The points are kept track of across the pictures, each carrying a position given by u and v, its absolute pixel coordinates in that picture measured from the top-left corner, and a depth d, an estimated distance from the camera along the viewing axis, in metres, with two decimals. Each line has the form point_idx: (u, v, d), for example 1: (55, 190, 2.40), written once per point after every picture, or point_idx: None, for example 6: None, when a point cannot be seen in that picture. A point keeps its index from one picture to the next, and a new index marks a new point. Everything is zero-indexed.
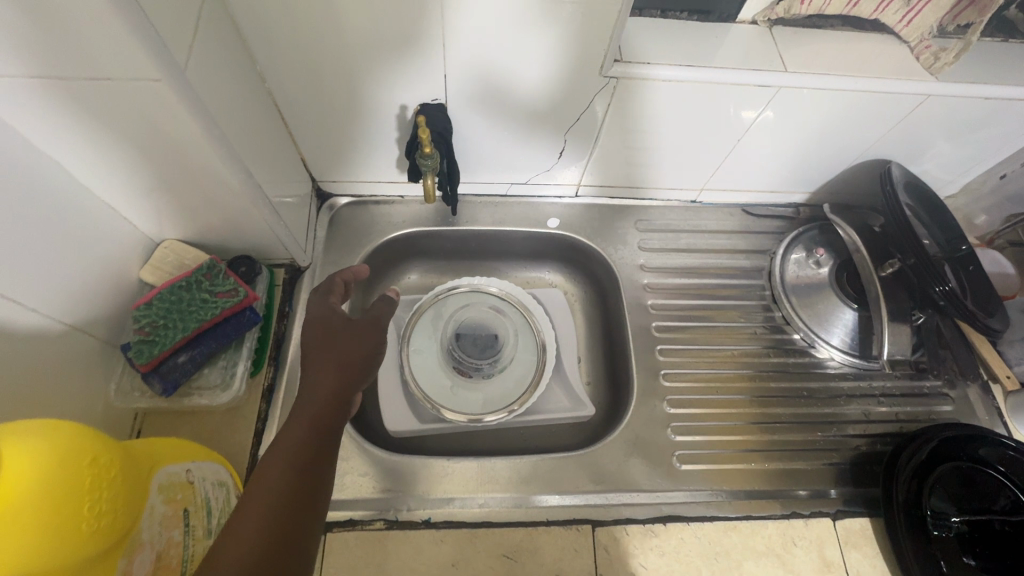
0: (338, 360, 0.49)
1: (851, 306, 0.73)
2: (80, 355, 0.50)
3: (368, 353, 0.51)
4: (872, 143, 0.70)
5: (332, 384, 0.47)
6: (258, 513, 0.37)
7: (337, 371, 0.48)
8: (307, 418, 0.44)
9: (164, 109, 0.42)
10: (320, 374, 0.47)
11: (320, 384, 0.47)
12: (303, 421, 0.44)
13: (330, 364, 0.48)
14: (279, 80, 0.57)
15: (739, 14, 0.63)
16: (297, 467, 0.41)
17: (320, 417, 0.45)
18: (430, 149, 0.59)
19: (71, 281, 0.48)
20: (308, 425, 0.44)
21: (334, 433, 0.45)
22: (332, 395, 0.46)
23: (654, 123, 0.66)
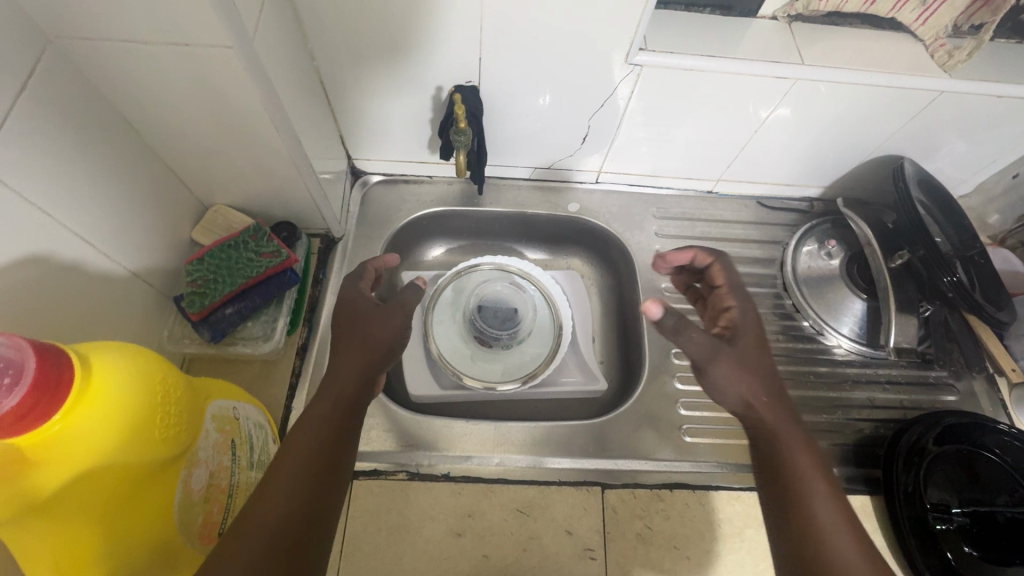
0: (363, 342, 0.52)
1: (860, 296, 0.75)
2: (139, 302, 0.55)
3: (393, 337, 0.54)
4: (886, 139, 0.72)
5: (358, 363, 0.50)
6: (283, 489, 0.41)
7: (362, 355, 0.51)
8: (333, 394, 0.48)
9: (230, 76, 0.47)
10: (347, 353, 0.51)
11: (346, 363, 0.50)
12: (329, 397, 0.47)
13: (355, 346, 0.51)
14: (325, 59, 0.61)
15: (760, 10, 0.66)
16: (323, 446, 0.44)
17: (345, 395, 0.48)
18: (464, 125, 0.63)
19: (133, 232, 0.53)
20: (334, 401, 0.47)
21: (357, 413, 0.49)
22: (356, 377, 0.50)
23: (674, 113, 0.69)
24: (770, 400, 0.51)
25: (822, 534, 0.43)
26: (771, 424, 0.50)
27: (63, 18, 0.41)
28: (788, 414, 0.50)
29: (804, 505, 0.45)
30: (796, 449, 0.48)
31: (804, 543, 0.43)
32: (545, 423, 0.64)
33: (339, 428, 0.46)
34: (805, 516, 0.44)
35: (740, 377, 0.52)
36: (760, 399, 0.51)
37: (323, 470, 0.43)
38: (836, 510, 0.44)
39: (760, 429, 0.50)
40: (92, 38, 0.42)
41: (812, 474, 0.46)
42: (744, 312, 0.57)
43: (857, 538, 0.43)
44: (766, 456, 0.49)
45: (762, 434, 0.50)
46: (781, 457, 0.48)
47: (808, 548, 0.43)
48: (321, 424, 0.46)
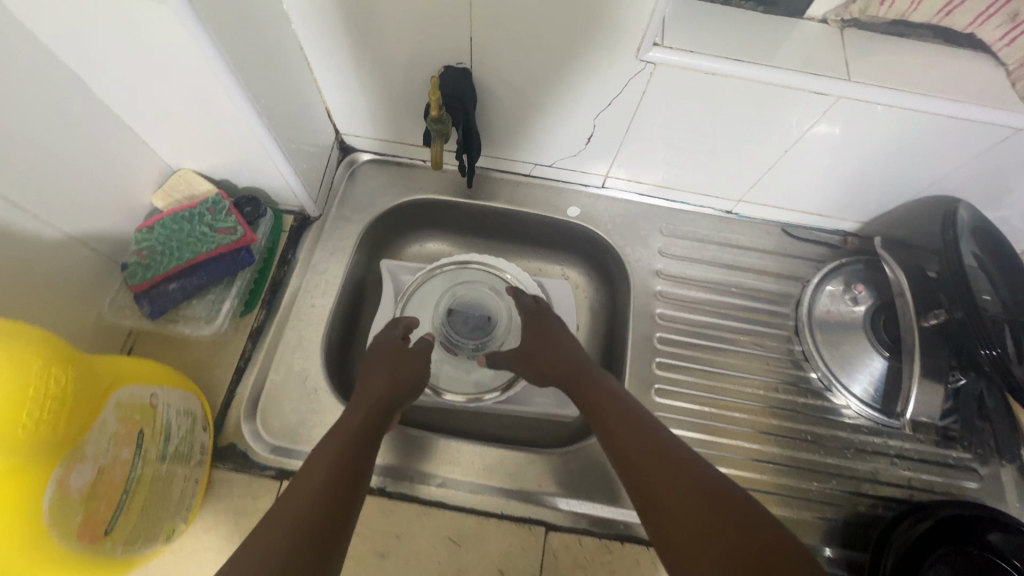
0: (391, 371, 0.57)
1: (881, 353, 0.66)
2: (79, 267, 0.52)
3: (418, 373, 0.59)
4: (942, 177, 0.62)
5: (385, 389, 0.54)
6: (319, 475, 0.42)
7: (381, 392, 0.54)
8: (363, 409, 0.50)
9: (173, 41, 0.42)
10: (375, 381, 0.55)
11: (374, 388, 0.54)
12: (359, 411, 0.50)
13: (383, 373, 0.56)
14: (305, 23, 0.56)
15: (809, 10, 0.55)
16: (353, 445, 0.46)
17: (367, 419, 0.50)
18: (435, 112, 0.58)
19: (75, 194, 0.50)
20: (363, 414, 0.50)
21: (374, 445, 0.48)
22: (374, 410, 0.51)
23: (690, 121, 0.60)
24: (611, 405, 0.53)
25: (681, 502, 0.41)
26: (612, 426, 0.51)
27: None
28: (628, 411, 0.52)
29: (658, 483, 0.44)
30: (643, 438, 0.48)
31: (675, 520, 0.40)
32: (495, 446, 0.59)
33: (361, 444, 0.46)
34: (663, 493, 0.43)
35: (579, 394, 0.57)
36: (602, 409, 0.53)
37: (348, 476, 0.43)
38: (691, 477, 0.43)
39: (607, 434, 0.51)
40: None
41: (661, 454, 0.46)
42: (555, 330, 0.64)
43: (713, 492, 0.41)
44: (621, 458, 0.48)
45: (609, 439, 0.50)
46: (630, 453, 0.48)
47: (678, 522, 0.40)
48: (346, 436, 0.47)
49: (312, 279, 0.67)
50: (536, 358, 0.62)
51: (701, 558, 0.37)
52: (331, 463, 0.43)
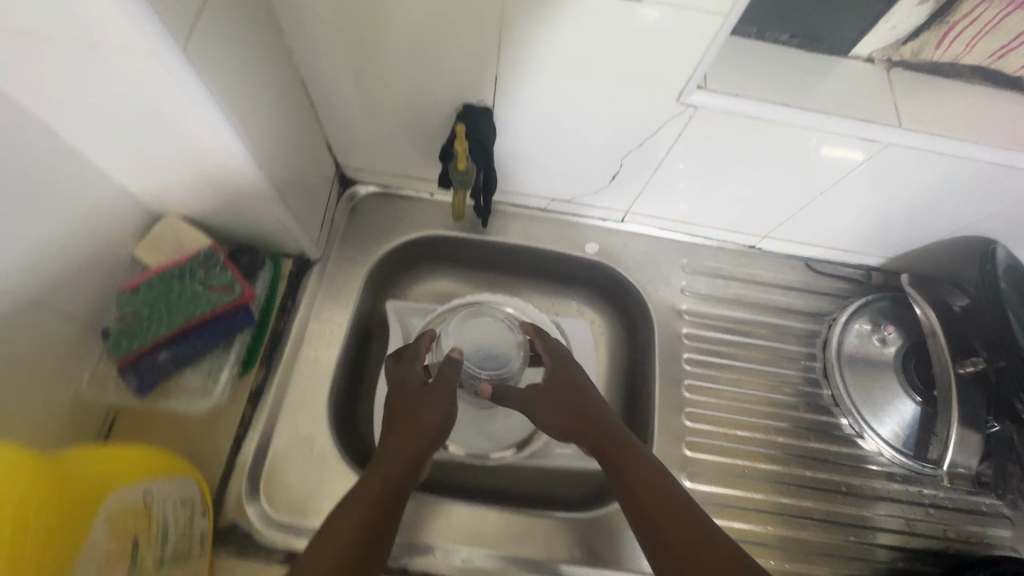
0: (414, 420, 0.52)
1: (913, 398, 0.64)
2: (53, 339, 0.46)
3: (443, 415, 0.54)
4: (974, 219, 0.60)
5: (408, 445, 0.51)
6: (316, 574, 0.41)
7: (404, 449, 0.50)
8: (379, 475, 0.48)
9: (164, 94, 0.36)
10: (401, 432, 0.51)
11: (397, 443, 0.51)
12: (375, 477, 0.48)
13: (407, 421, 0.52)
14: (307, 55, 0.50)
15: (854, 48, 0.52)
16: (361, 531, 0.44)
17: (381, 489, 0.47)
18: (463, 164, 0.55)
19: (46, 258, 0.44)
20: (380, 482, 0.48)
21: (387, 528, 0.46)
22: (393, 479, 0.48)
23: (724, 162, 0.57)
24: (642, 468, 0.51)
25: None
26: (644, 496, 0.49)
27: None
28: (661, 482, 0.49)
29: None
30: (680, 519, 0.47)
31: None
32: (513, 509, 0.56)
33: (371, 526, 0.45)
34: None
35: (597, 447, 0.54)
36: (630, 473, 0.50)
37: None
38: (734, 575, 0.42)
39: (635, 503, 0.49)
40: None
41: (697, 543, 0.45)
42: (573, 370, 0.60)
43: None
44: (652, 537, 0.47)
45: (640, 512, 0.49)
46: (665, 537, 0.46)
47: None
48: (355, 513, 0.45)
49: (315, 330, 0.61)
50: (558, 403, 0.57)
51: None
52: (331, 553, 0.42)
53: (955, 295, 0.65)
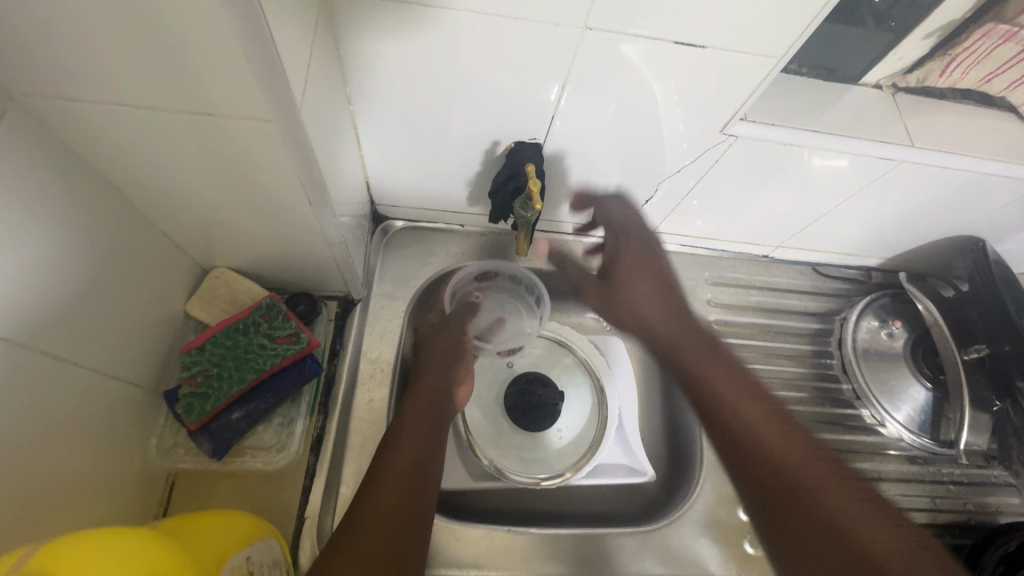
0: (434, 367, 0.59)
1: (924, 384, 0.70)
2: (123, 406, 0.44)
3: (455, 357, 0.60)
4: (964, 222, 0.68)
5: (428, 398, 0.56)
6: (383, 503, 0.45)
7: (425, 402, 0.55)
8: (411, 432, 0.51)
9: (265, 155, 0.36)
10: (426, 384, 0.57)
11: (421, 398, 0.55)
12: (406, 436, 0.51)
13: (430, 373, 0.58)
14: (365, 101, 0.50)
15: (864, 76, 0.58)
16: (406, 476, 0.48)
17: (414, 441, 0.51)
18: (537, 206, 0.54)
19: (116, 323, 0.42)
20: (412, 436, 0.51)
21: (425, 490, 0.48)
22: (422, 442, 0.51)
23: (752, 182, 0.61)
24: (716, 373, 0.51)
25: (818, 497, 0.40)
26: (725, 389, 0.49)
27: (51, 75, 0.30)
28: (749, 385, 0.49)
29: (781, 467, 0.43)
30: (765, 415, 0.46)
31: (794, 520, 0.40)
32: (564, 532, 0.58)
33: (421, 457, 0.50)
34: (791, 480, 0.42)
35: (667, 328, 0.56)
36: (709, 372, 0.51)
37: (405, 506, 0.46)
38: (826, 469, 0.42)
39: (715, 403, 0.49)
40: (77, 97, 0.32)
41: (788, 438, 0.44)
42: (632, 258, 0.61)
43: (854, 494, 0.41)
44: (721, 434, 0.47)
45: (711, 414, 0.49)
46: (740, 428, 0.46)
47: (803, 521, 0.40)
48: (402, 457, 0.49)
49: (367, 371, 0.60)
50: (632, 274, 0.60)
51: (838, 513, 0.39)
52: (388, 492, 0.46)
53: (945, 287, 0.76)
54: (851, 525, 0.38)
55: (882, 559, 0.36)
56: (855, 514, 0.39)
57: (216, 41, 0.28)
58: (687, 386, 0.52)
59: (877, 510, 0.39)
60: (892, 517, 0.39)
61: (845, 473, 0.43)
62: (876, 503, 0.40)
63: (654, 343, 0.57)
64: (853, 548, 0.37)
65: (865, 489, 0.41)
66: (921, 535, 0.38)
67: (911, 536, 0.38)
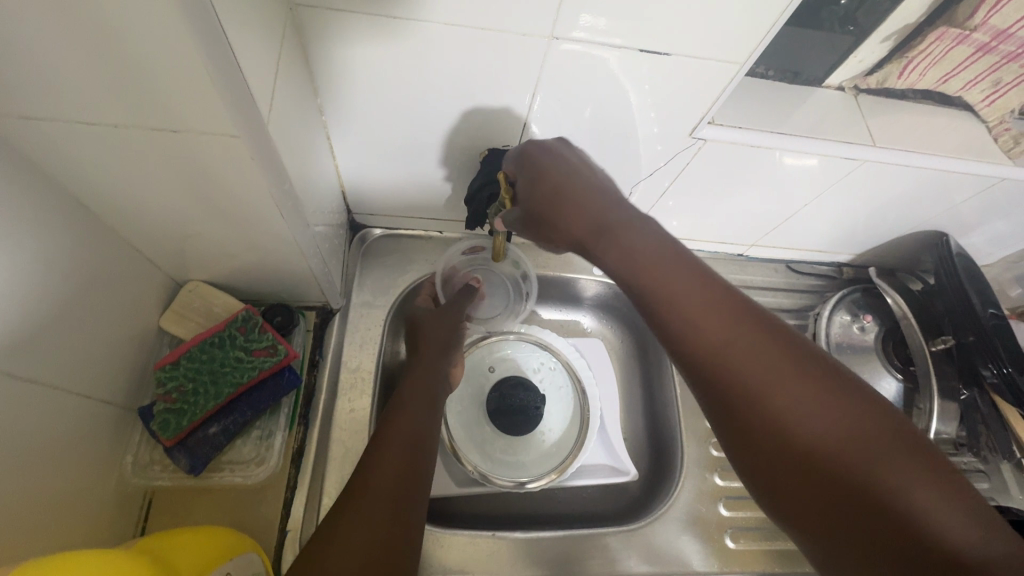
0: (434, 345, 0.59)
1: (895, 375, 0.72)
2: (97, 426, 0.43)
3: (453, 337, 0.61)
4: (927, 218, 0.70)
5: (425, 377, 0.56)
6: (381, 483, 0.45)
7: (425, 378, 0.56)
8: (410, 411, 0.52)
9: (235, 169, 0.36)
10: (426, 361, 0.57)
11: (420, 377, 0.56)
12: (406, 416, 0.51)
13: (428, 351, 0.58)
14: (336, 110, 0.50)
15: (828, 78, 0.60)
16: (405, 455, 0.48)
17: (414, 419, 0.51)
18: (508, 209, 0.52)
19: (89, 342, 0.41)
20: (411, 415, 0.51)
21: (419, 479, 0.47)
22: (416, 431, 0.50)
23: (724, 183, 0.63)
24: (651, 267, 0.40)
25: (782, 403, 0.34)
26: (667, 283, 0.39)
27: (10, 93, 0.30)
28: (686, 273, 0.39)
29: (739, 372, 0.35)
30: (713, 308, 0.37)
31: (758, 433, 0.34)
32: (549, 534, 0.58)
33: (420, 437, 0.50)
34: (750, 388, 0.35)
35: (579, 222, 0.44)
36: (638, 260, 0.41)
37: (404, 485, 0.46)
38: (778, 357, 0.35)
39: (659, 303, 0.39)
40: (37, 116, 0.31)
41: (743, 337, 0.36)
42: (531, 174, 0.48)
43: (823, 382, 0.34)
44: (667, 343, 0.39)
45: (654, 318, 0.40)
46: (687, 331, 0.37)
47: (768, 433, 0.34)
48: (402, 436, 0.49)
49: (347, 381, 0.60)
50: (553, 181, 0.46)
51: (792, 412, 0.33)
52: (387, 472, 0.46)
53: (913, 281, 0.78)
54: (811, 425, 0.33)
55: (845, 462, 0.31)
56: (827, 410, 0.33)
57: (181, 56, 0.28)
58: (620, 282, 0.42)
59: (835, 392, 0.33)
60: (865, 405, 0.33)
61: (813, 360, 0.35)
62: (842, 387, 0.34)
63: (571, 242, 0.46)
64: (809, 452, 0.32)
65: (833, 373, 0.34)
66: (895, 419, 0.33)
67: (880, 422, 0.32)
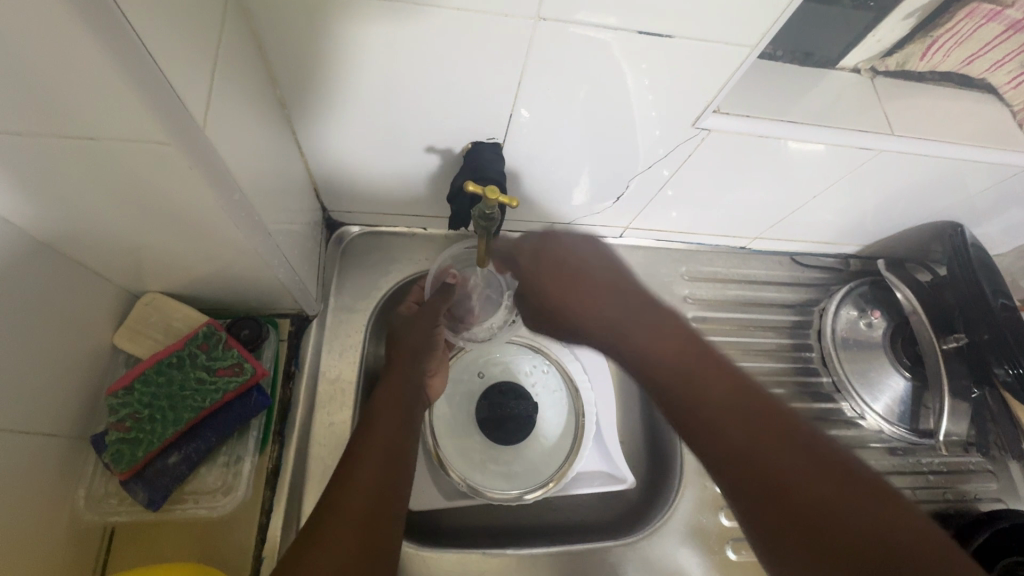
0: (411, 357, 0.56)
1: (903, 374, 0.68)
2: (45, 459, 0.39)
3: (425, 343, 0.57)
4: (942, 208, 0.66)
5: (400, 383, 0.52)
6: (359, 494, 0.42)
7: (399, 389, 0.52)
8: (388, 418, 0.48)
9: (173, 178, 0.32)
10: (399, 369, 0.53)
11: (394, 384, 0.52)
12: (383, 422, 0.48)
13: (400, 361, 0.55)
14: (300, 103, 0.46)
15: (842, 59, 0.55)
16: (382, 467, 0.44)
17: (392, 428, 0.48)
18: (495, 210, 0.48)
19: (29, 370, 0.37)
20: (390, 423, 0.48)
21: (400, 492, 0.44)
22: (394, 444, 0.47)
23: (726, 175, 0.58)
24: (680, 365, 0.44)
25: (788, 478, 0.37)
26: (706, 379, 0.43)
27: None
28: (713, 365, 0.44)
29: (743, 445, 0.39)
30: (737, 396, 0.41)
31: (775, 510, 0.36)
32: (547, 549, 0.56)
33: (398, 444, 0.47)
34: (756, 464, 0.38)
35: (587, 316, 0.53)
36: (659, 354, 0.46)
37: (381, 499, 0.42)
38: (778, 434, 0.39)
39: (686, 395, 0.43)
40: None
41: (766, 418, 0.40)
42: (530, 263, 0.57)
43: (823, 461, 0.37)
44: (688, 423, 0.42)
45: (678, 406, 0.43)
46: (712, 413, 0.41)
47: (785, 510, 0.36)
48: (378, 446, 0.46)
49: (326, 393, 0.56)
50: (558, 279, 0.56)
51: (793, 483, 0.36)
52: (361, 485, 0.42)
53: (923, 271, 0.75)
54: (814, 497, 0.35)
55: (854, 541, 0.33)
56: (837, 481, 0.36)
57: (83, 50, 0.24)
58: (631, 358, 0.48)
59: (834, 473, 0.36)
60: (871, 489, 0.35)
61: (823, 443, 0.39)
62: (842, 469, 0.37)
63: (585, 334, 0.55)
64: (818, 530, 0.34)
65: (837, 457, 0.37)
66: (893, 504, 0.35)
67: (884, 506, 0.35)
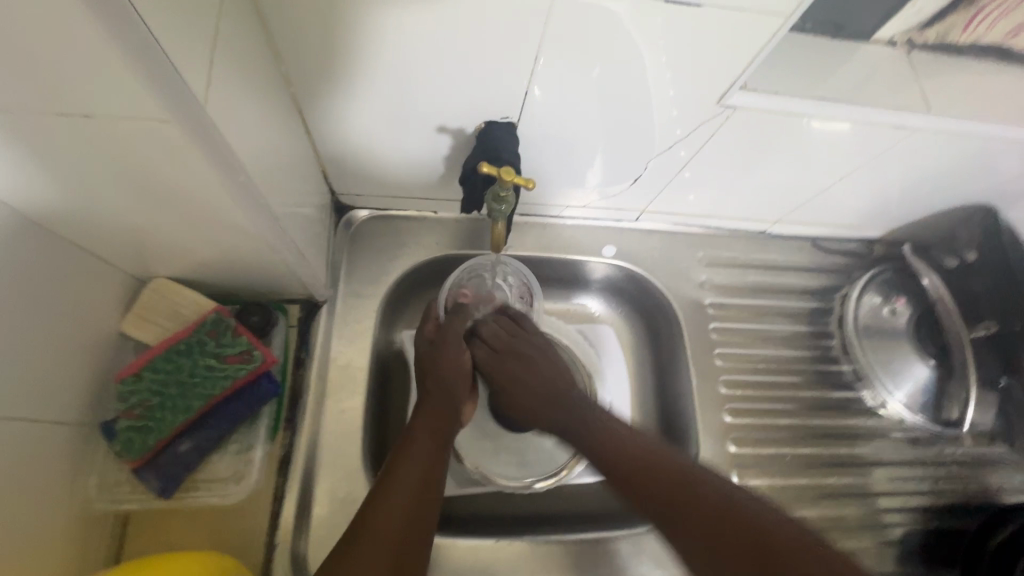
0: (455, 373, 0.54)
1: (928, 363, 0.66)
2: (55, 446, 0.39)
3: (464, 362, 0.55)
4: (976, 191, 0.63)
5: (446, 404, 0.51)
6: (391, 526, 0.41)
7: (446, 408, 0.51)
8: (430, 442, 0.47)
9: (173, 158, 0.31)
10: (445, 386, 0.52)
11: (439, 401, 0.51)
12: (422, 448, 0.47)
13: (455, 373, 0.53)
14: (306, 81, 0.44)
15: (876, 32, 0.52)
16: (417, 494, 0.44)
17: (433, 455, 0.47)
18: (506, 192, 0.47)
19: (37, 357, 0.37)
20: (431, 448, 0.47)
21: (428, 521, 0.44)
22: (430, 466, 0.46)
23: (749, 157, 0.56)
24: (614, 437, 0.49)
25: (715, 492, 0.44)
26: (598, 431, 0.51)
27: None
28: (634, 438, 0.49)
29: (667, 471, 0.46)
30: (659, 459, 0.47)
31: (715, 543, 0.41)
32: (557, 539, 0.55)
33: (433, 468, 0.46)
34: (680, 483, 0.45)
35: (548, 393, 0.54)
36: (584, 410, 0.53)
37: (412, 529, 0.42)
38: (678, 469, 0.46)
39: (629, 463, 0.47)
40: None
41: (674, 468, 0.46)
42: (511, 353, 0.57)
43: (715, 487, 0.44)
44: (626, 482, 0.47)
45: (610, 466, 0.48)
46: (642, 476, 0.46)
47: (725, 542, 0.41)
48: (415, 475, 0.45)
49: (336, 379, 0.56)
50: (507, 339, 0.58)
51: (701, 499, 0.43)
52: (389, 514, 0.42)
53: None
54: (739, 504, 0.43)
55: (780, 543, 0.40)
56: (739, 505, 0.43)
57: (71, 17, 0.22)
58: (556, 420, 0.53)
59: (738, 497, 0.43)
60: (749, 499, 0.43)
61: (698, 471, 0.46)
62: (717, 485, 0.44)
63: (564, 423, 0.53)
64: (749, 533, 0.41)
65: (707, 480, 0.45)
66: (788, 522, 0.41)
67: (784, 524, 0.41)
